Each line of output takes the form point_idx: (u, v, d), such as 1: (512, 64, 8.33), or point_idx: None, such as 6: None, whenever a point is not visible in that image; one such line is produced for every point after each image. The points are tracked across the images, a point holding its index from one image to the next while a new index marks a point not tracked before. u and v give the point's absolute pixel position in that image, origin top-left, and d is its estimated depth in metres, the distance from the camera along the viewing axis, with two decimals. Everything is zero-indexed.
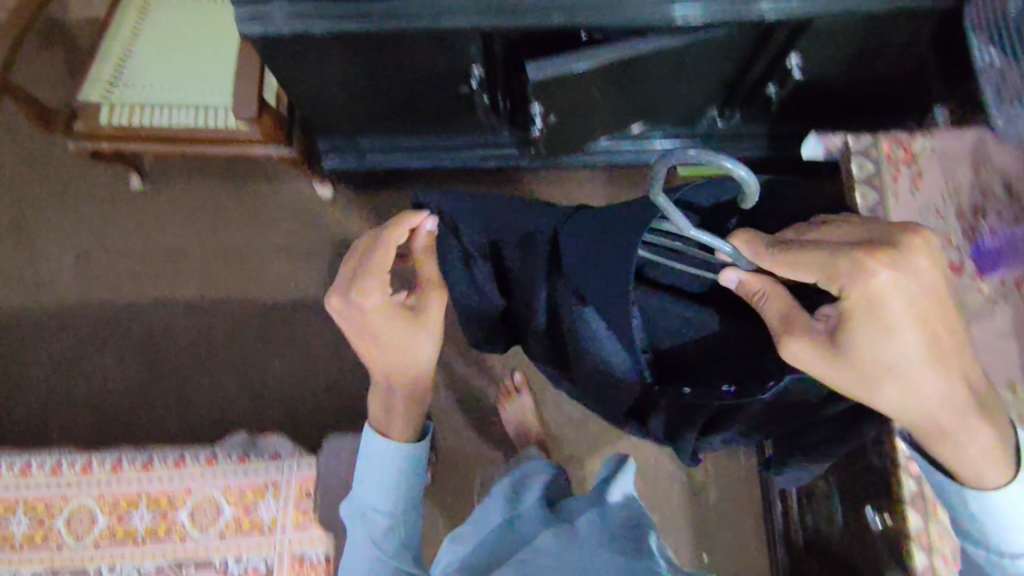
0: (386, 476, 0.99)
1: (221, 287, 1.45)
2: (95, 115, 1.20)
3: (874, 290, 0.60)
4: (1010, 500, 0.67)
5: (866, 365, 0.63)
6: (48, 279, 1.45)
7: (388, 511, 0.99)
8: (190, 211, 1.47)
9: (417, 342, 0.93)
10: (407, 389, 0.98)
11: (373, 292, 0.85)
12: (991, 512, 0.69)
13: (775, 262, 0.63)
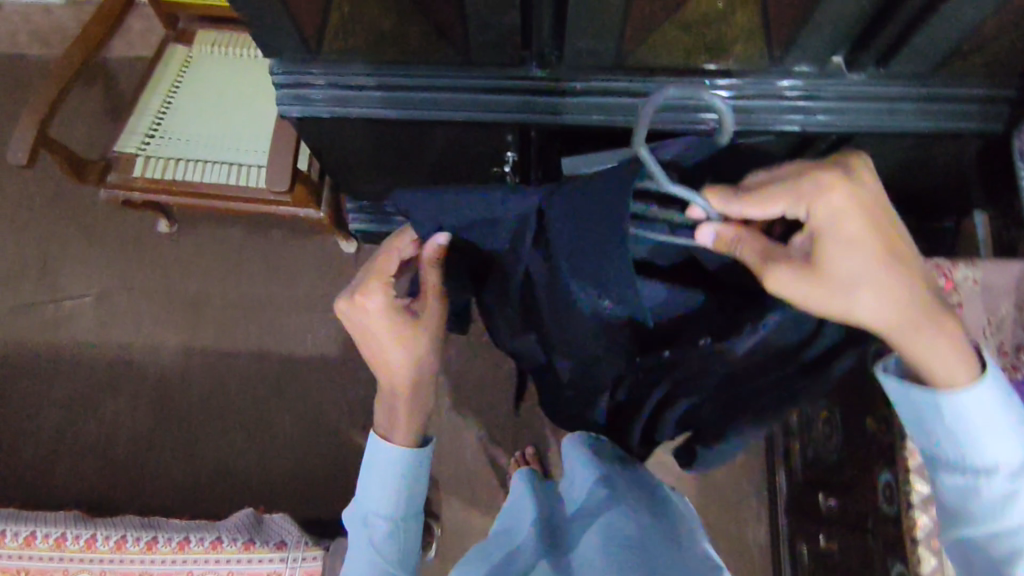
0: (391, 483, 0.82)
1: (238, 336, 1.45)
2: (129, 167, 1.21)
3: (836, 204, 0.56)
4: (991, 422, 0.59)
5: (837, 286, 0.57)
6: (70, 316, 1.46)
7: (390, 521, 0.83)
8: (214, 255, 1.48)
9: (416, 346, 0.81)
10: (406, 392, 0.83)
11: (371, 288, 0.79)
12: (975, 442, 0.60)
13: (744, 205, 0.55)
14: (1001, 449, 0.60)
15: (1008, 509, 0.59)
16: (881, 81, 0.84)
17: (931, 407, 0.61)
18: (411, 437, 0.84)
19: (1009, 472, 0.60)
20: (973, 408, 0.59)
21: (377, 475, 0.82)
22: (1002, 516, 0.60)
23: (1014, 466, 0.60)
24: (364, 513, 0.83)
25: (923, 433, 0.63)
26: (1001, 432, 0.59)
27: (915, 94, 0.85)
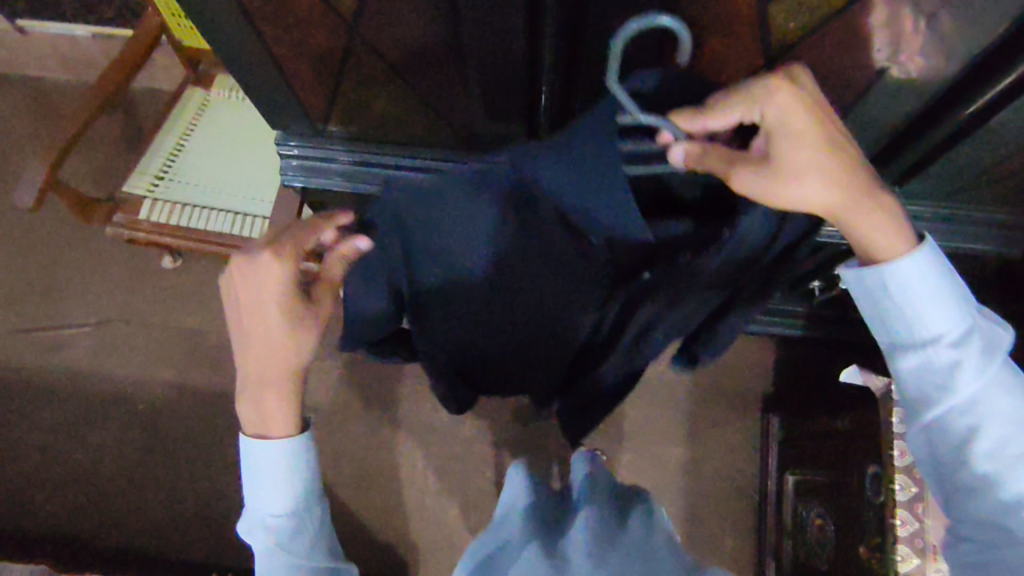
0: (284, 476, 0.66)
1: (231, 375, 1.43)
2: (136, 209, 1.21)
3: (788, 102, 0.52)
4: (936, 287, 0.56)
5: (786, 177, 0.52)
6: (67, 341, 1.46)
7: (293, 515, 0.67)
8: (217, 291, 1.48)
9: (305, 338, 0.66)
10: (279, 379, 0.66)
11: (276, 261, 0.60)
12: (923, 316, 0.57)
13: (709, 116, 0.51)
14: (945, 317, 0.57)
15: (958, 383, 0.56)
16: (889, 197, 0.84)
17: (880, 284, 0.58)
18: (289, 418, 0.67)
19: (958, 341, 0.56)
20: (922, 278, 0.56)
21: (264, 472, 0.66)
22: (953, 388, 0.57)
23: (963, 333, 0.56)
24: (259, 516, 0.67)
25: (881, 321, 0.60)
26: (937, 298, 0.56)
27: (927, 213, 0.83)
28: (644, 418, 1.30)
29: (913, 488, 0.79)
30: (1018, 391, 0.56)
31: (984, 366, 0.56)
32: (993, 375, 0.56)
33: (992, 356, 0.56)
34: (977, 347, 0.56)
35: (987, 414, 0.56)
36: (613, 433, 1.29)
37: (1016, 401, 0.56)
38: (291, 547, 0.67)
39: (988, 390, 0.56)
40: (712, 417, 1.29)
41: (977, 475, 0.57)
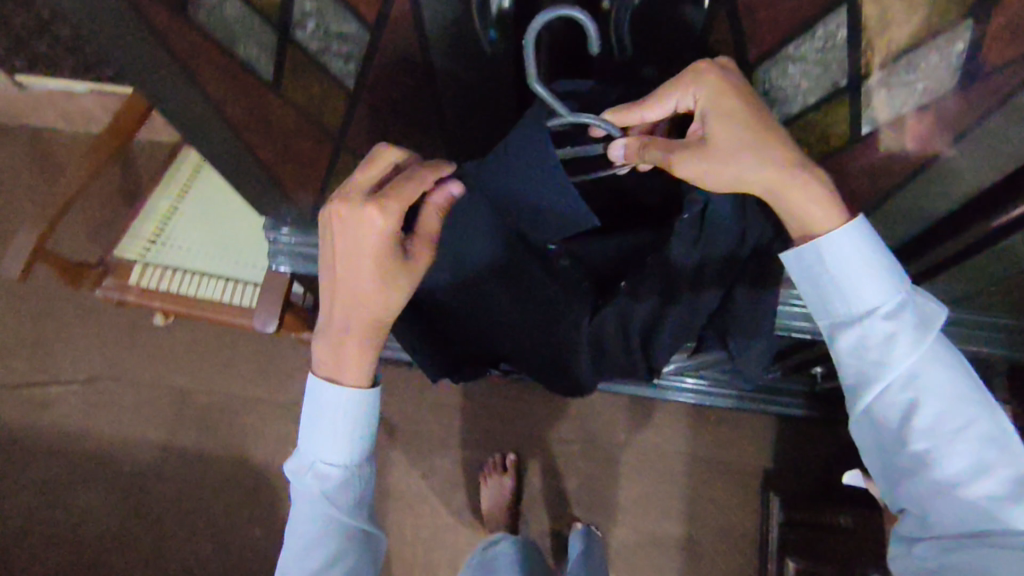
0: (347, 429, 0.57)
1: (218, 438, 1.38)
2: (126, 273, 1.18)
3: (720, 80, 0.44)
4: (864, 259, 0.50)
5: (730, 169, 0.45)
6: (57, 400, 1.43)
7: (349, 469, 0.59)
8: (206, 352, 1.44)
9: (399, 289, 0.54)
10: (365, 330, 0.55)
11: (372, 208, 0.50)
12: (850, 287, 0.51)
13: (638, 108, 0.44)
14: (870, 289, 0.50)
15: (896, 357, 0.50)
16: None
17: (813, 259, 0.50)
18: (364, 371, 0.57)
19: (893, 313, 0.50)
20: (854, 252, 0.49)
21: (328, 416, 0.57)
22: (888, 363, 0.50)
23: (896, 303, 0.50)
24: (313, 457, 0.59)
25: (813, 297, 0.53)
26: (863, 272, 0.50)
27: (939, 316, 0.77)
28: (643, 494, 1.23)
29: None
30: (953, 361, 0.51)
31: (920, 339, 0.50)
32: (928, 348, 0.50)
33: (929, 326, 0.50)
34: (912, 319, 0.50)
35: (925, 389, 0.50)
36: (614, 511, 1.23)
37: (952, 370, 0.50)
38: (339, 502, 0.59)
39: (924, 363, 0.50)
40: (712, 495, 1.22)
41: (920, 453, 0.50)
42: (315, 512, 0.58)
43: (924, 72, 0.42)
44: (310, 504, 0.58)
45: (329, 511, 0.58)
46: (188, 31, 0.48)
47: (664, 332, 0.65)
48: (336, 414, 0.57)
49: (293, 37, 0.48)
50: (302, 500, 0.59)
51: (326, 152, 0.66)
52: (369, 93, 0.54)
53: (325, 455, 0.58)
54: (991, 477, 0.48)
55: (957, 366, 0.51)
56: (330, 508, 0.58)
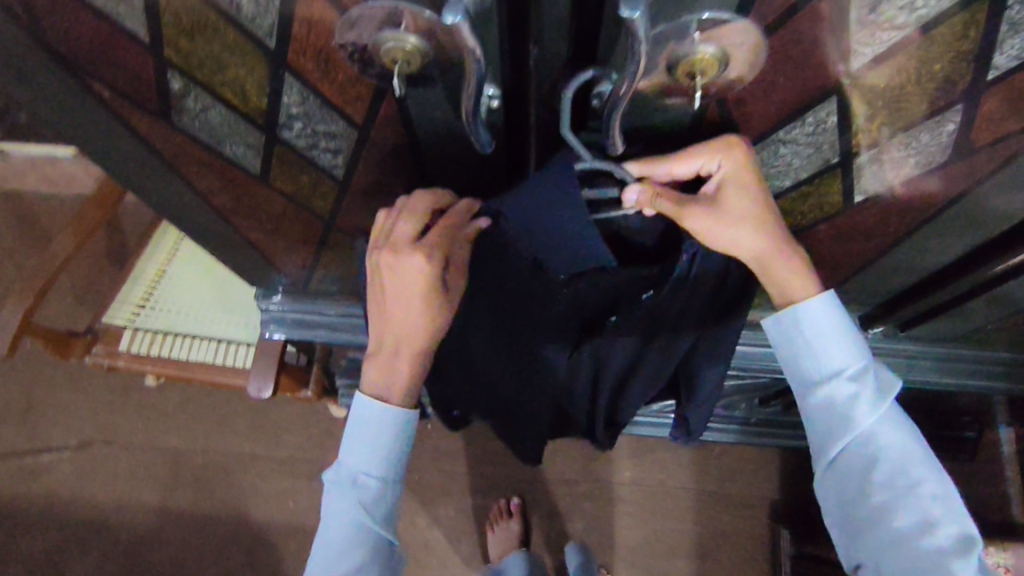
0: (387, 440, 0.55)
1: (215, 498, 1.31)
2: (115, 339, 1.14)
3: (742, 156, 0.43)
4: (831, 322, 0.49)
5: (731, 235, 0.44)
6: (46, 468, 1.34)
7: (386, 482, 0.56)
8: (199, 413, 1.36)
9: (442, 321, 0.52)
10: (411, 359, 0.53)
11: (420, 255, 0.48)
12: (817, 349, 0.50)
13: (665, 163, 0.42)
14: (836, 350, 0.49)
15: (856, 419, 0.49)
16: (896, 340, 0.75)
17: (784, 320, 0.50)
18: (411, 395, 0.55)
19: (854, 375, 0.49)
20: (818, 316, 0.48)
21: (369, 426, 0.54)
22: (852, 423, 0.49)
23: (860, 368, 0.49)
24: (352, 467, 0.55)
25: (782, 356, 0.52)
26: (829, 334, 0.49)
27: (937, 353, 0.76)
28: (650, 532, 1.21)
29: None
30: (907, 425, 0.50)
31: (880, 403, 0.49)
32: (884, 411, 0.50)
33: (887, 392, 0.49)
34: (874, 383, 0.49)
35: (881, 450, 0.49)
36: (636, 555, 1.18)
37: (907, 435, 0.50)
38: (375, 514, 0.55)
39: (883, 426, 0.49)
40: (720, 529, 1.20)
41: (872, 513, 0.49)
42: (350, 523, 0.54)
43: (917, 148, 0.42)
44: (348, 519, 0.55)
45: (365, 522, 0.55)
46: (170, 131, 0.48)
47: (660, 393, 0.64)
48: (385, 432, 0.54)
49: (281, 136, 0.47)
50: (336, 509, 0.55)
51: (315, 230, 0.65)
52: (357, 180, 0.53)
53: (370, 471, 0.55)
54: (941, 543, 0.47)
55: (912, 430, 0.50)
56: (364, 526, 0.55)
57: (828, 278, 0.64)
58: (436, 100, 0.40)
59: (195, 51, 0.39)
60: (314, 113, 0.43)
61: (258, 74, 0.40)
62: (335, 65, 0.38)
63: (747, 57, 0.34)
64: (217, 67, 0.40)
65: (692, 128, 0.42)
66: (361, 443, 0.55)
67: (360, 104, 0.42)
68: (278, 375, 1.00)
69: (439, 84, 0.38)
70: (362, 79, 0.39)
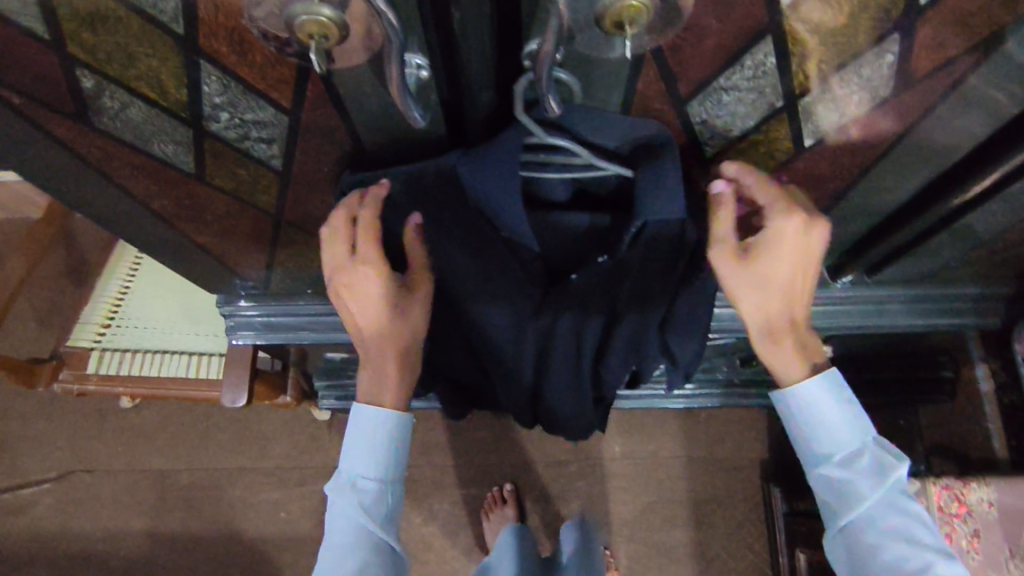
0: (384, 440, 0.52)
1: (206, 515, 1.28)
2: (83, 362, 1.10)
3: (805, 244, 0.47)
4: (824, 409, 0.51)
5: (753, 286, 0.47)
6: (27, 503, 1.30)
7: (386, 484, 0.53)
8: (181, 430, 1.33)
9: (417, 320, 0.51)
10: (399, 360, 0.51)
11: (369, 265, 0.48)
12: (813, 435, 0.52)
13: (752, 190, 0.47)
14: (830, 435, 0.51)
15: (854, 500, 0.50)
16: (865, 287, 0.75)
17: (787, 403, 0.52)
18: (404, 391, 0.53)
19: (850, 458, 0.51)
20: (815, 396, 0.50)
21: (364, 429, 0.52)
22: (851, 507, 0.50)
23: (854, 450, 0.51)
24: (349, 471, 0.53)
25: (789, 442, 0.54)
26: (824, 420, 0.51)
27: (905, 295, 0.76)
28: (645, 504, 1.21)
29: None
30: (915, 510, 0.50)
31: (875, 485, 0.50)
32: (886, 497, 0.50)
33: (886, 474, 0.50)
34: (868, 465, 0.50)
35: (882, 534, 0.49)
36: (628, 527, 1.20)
37: (913, 520, 0.49)
38: (377, 517, 0.52)
39: (885, 510, 0.49)
40: (713, 494, 1.21)
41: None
42: (354, 526, 0.51)
43: (859, 84, 0.41)
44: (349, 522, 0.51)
45: (368, 527, 0.51)
46: (92, 135, 0.45)
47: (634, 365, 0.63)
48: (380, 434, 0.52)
49: (209, 129, 0.45)
50: (336, 516, 0.52)
51: (266, 228, 0.62)
52: (298, 171, 0.51)
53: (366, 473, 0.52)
54: None
55: (921, 515, 0.50)
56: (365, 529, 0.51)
57: None
58: (362, 75, 0.38)
59: (101, 44, 0.36)
60: (238, 101, 0.41)
61: (172, 63, 0.38)
62: (251, 46, 0.36)
63: (675, 2, 0.33)
64: (127, 60, 0.38)
65: (631, 85, 0.41)
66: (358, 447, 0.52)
67: (284, 87, 0.40)
68: (252, 383, 0.98)
69: (362, 57, 0.36)
70: (282, 60, 0.37)
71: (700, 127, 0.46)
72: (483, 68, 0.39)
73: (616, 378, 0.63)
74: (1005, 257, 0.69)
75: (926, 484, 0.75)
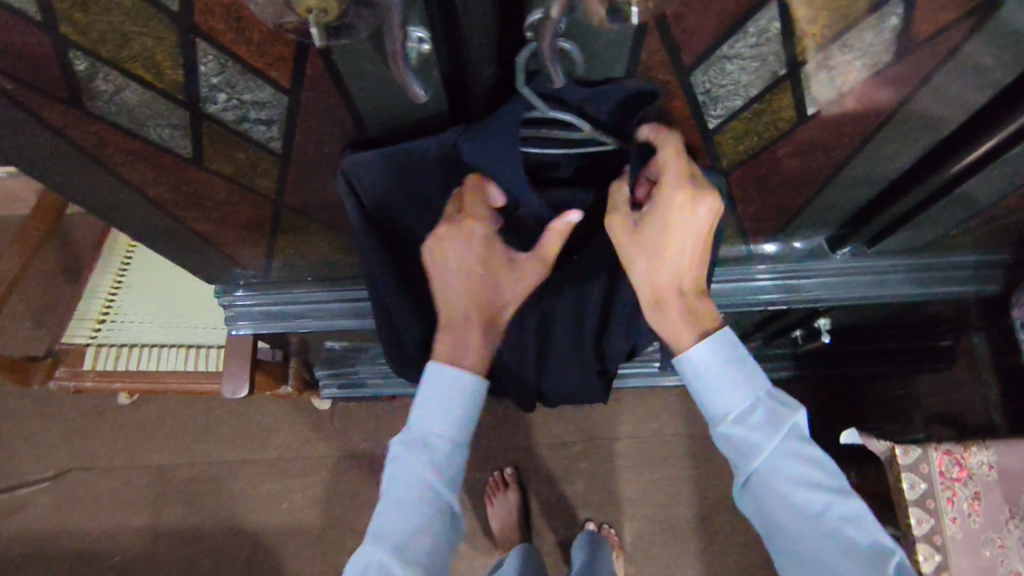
0: (460, 403, 0.52)
1: (209, 508, 1.28)
2: (79, 358, 1.09)
3: (693, 221, 0.46)
4: (717, 370, 0.51)
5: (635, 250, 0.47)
6: (27, 501, 1.29)
7: (456, 447, 0.53)
8: (182, 424, 1.32)
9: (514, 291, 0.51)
10: (484, 330, 0.52)
11: (481, 224, 0.48)
12: (708, 397, 0.52)
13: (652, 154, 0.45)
14: (725, 395, 0.52)
15: (753, 454, 0.51)
16: (865, 256, 0.75)
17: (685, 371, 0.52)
18: (484, 359, 0.53)
19: (744, 414, 0.52)
20: (710, 361, 0.50)
21: (441, 390, 0.52)
22: (751, 461, 0.51)
23: (748, 405, 0.52)
24: (422, 428, 0.53)
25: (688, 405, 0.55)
26: (717, 381, 0.51)
27: (905, 266, 0.77)
28: (647, 482, 1.22)
29: (937, 558, 0.74)
30: (813, 454, 0.51)
31: (770, 436, 0.51)
32: (782, 447, 0.51)
33: (780, 423, 0.51)
34: (762, 417, 0.51)
35: (782, 484, 0.50)
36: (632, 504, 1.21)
37: (809, 465, 0.51)
38: (444, 478, 0.52)
39: (781, 460, 0.51)
40: (714, 470, 1.22)
41: (786, 544, 0.51)
42: (421, 483, 0.52)
43: (862, 50, 0.41)
44: (415, 477, 0.52)
45: (434, 487, 0.52)
46: (88, 121, 0.44)
47: (639, 337, 0.63)
48: (455, 396, 0.52)
49: (207, 112, 0.44)
50: (402, 472, 0.52)
51: (266, 214, 0.62)
52: (297, 154, 0.50)
53: (439, 430, 0.53)
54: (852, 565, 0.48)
55: (817, 458, 0.51)
56: (430, 486, 0.52)
57: (790, 203, 0.63)
58: (362, 50, 0.38)
59: (94, 24, 0.36)
60: (236, 81, 0.41)
61: (167, 43, 0.37)
62: (248, 23, 0.36)
63: None
64: (121, 40, 0.37)
65: (633, 56, 0.41)
66: (435, 407, 0.52)
67: (283, 65, 0.40)
68: (253, 373, 0.97)
69: (362, 32, 0.36)
70: (280, 36, 0.37)
71: (705, 98, 0.46)
72: (484, 40, 0.39)
73: (620, 354, 0.63)
74: (1003, 224, 0.69)
75: (928, 450, 0.75)
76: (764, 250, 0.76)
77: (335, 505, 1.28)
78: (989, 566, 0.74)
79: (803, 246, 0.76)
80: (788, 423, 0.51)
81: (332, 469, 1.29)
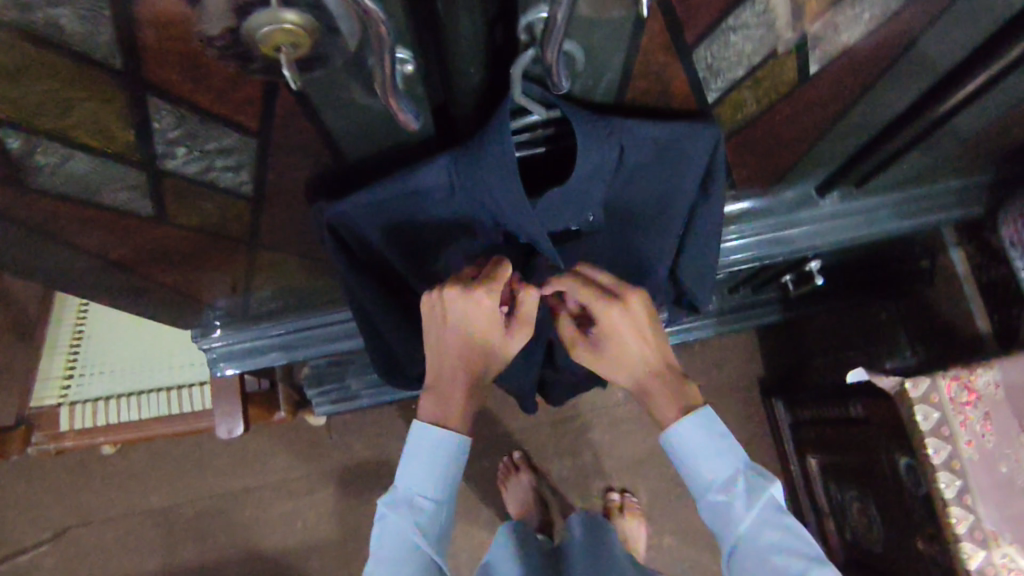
0: (444, 460, 0.50)
1: (219, 542, 1.24)
2: (53, 421, 1.02)
3: (631, 322, 0.50)
4: (699, 440, 0.51)
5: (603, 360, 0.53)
6: (26, 568, 1.23)
7: (442, 505, 0.51)
8: (175, 464, 1.27)
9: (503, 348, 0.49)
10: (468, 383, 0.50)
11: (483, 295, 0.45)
12: (690, 467, 0.52)
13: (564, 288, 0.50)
14: (706, 465, 0.51)
15: (732, 524, 0.50)
16: (852, 198, 0.74)
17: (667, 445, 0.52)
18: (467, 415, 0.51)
19: (725, 484, 0.51)
20: (688, 436, 0.51)
21: (424, 449, 0.50)
22: (731, 533, 0.50)
23: (730, 475, 0.51)
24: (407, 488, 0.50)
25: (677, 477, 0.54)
26: (699, 451, 0.51)
27: (890, 201, 0.76)
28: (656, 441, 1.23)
29: (958, 483, 0.74)
30: (793, 526, 0.49)
31: (750, 508, 0.50)
32: (761, 517, 0.49)
33: (761, 494, 0.50)
34: (743, 490, 0.50)
35: (760, 551, 0.48)
36: (645, 463, 1.22)
37: (790, 535, 0.48)
38: (429, 540, 0.50)
39: (760, 529, 0.49)
40: None
41: None
42: (405, 543, 0.49)
43: (869, 2, 0.39)
44: (399, 538, 0.49)
45: (420, 549, 0.49)
46: (32, 196, 0.39)
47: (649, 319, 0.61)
48: (436, 455, 0.50)
49: (167, 167, 0.39)
50: (387, 532, 0.50)
51: (238, 254, 0.57)
52: (271, 193, 0.46)
53: (421, 489, 0.50)
54: None
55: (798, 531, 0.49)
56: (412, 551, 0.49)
57: (784, 161, 0.61)
58: (339, 81, 0.34)
59: (26, 95, 0.31)
60: (199, 132, 0.36)
61: (116, 103, 0.32)
62: (208, 69, 0.31)
63: None
64: (61, 108, 0.32)
65: (634, 43, 0.37)
66: (415, 466, 0.50)
67: (250, 108, 0.35)
68: (244, 406, 0.93)
69: (340, 63, 0.32)
70: (246, 79, 0.32)
71: (705, 74, 0.42)
72: (473, 54, 0.35)
73: None
74: (989, 147, 0.69)
75: (936, 379, 0.76)
76: (752, 206, 0.73)
77: (349, 517, 1.25)
78: (1008, 480, 0.75)
79: (791, 196, 0.74)
80: (766, 495, 0.50)
81: (339, 482, 1.26)
